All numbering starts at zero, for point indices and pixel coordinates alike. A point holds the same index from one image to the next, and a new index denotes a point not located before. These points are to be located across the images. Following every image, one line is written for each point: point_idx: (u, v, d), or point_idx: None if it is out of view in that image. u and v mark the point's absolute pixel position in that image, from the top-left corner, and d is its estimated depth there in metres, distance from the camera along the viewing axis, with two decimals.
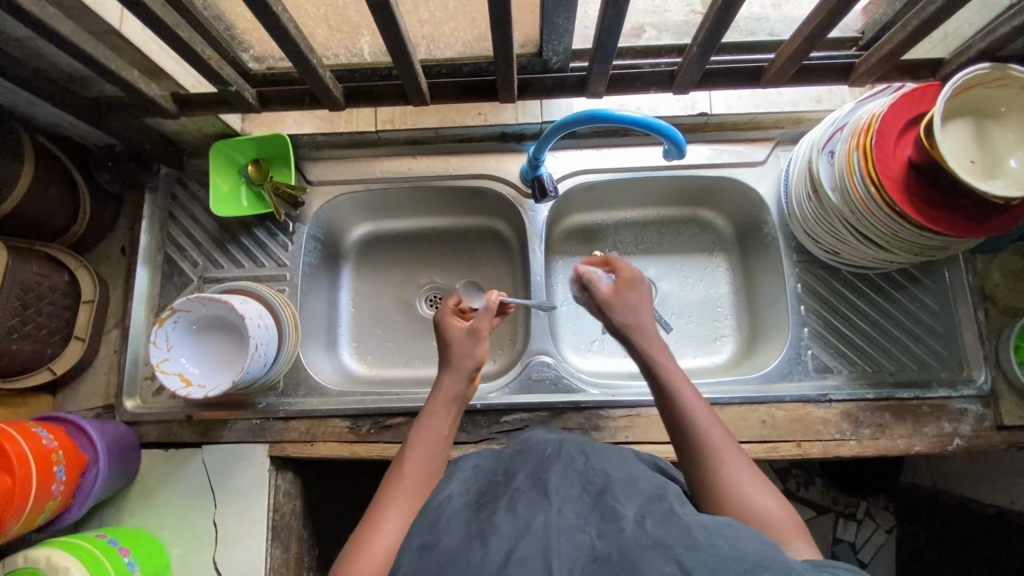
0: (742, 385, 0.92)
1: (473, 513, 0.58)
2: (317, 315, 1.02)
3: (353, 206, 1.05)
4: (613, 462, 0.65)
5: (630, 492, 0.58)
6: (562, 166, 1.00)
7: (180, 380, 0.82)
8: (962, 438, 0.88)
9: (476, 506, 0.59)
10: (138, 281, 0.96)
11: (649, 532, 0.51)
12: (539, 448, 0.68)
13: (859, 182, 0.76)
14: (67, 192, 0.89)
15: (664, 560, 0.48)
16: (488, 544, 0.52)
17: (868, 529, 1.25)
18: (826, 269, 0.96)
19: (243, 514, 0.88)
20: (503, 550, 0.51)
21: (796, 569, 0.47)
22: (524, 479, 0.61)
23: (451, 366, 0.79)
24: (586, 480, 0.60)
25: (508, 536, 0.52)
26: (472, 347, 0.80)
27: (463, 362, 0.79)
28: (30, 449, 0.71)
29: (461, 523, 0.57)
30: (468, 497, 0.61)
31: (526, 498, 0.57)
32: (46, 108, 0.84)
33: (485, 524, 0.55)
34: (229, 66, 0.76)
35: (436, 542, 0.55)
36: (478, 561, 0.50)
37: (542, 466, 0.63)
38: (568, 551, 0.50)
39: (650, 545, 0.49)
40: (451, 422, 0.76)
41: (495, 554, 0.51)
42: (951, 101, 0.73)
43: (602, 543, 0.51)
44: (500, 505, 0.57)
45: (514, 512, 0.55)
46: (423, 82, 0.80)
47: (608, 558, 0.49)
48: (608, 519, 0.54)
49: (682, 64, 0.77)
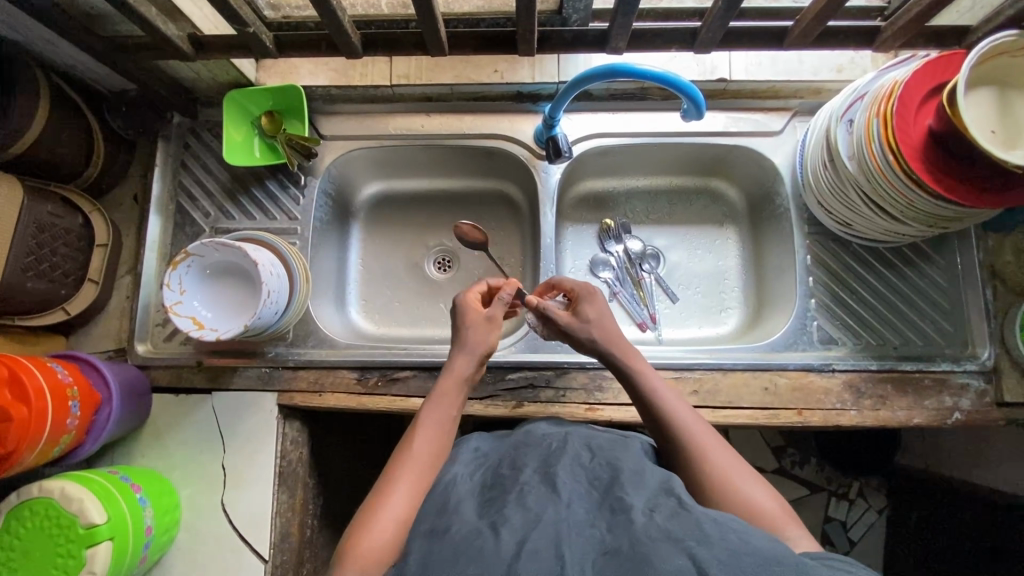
0: (747, 352, 0.93)
1: (483, 506, 0.61)
2: (327, 270, 1.03)
3: (365, 162, 1.04)
4: (617, 452, 0.68)
5: (637, 484, 0.61)
6: (577, 129, 1.00)
7: (192, 323, 0.83)
8: (962, 412, 0.89)
9: (486, 502, 0.61)
10: (151, 228, 0.97)
11: (658, 523, 0.54)
12: (544, 443, 0.70)
13: (877, 150, 0.76)
14: (82, 135, 0.89)
15: (676, 550, 0.50)
16: (500, 533, 0.54)
17: (859, 509, 1.29)
18: (837, 241, 0.96)
19: (252, 458, 0.90)
20: (515, 539, 0.53)
21: (812, 567, 0.49)
22: (532, 473, 0.63)
23: (464, 350, 0.79)
24: (594, 476, 0.63)
25: (519, 527, 0.55)
26: (488, 334, 0.81)
27: (476, 348, 0.79)
28: (47, 384, 0.73)
29: (471, 513, 0.59)
30: (475, 484, 0.65)
31: (535, 490, 0.60)
32: (62, 47, 0.83)
33: (495, 516, 0.57)
34: (247, 8, 0.75)
35: (446, 528, 0.57)
36: (492, 547, 0.53)
37: (549, 460, 0.66)
38: (579, 543, 0.54)
39: (660, 537, 0.52)
40: (459, 401, 0.76)
41: (507, 542, 0.53)
42: (976, 69, 0.72)
43: (612, 537, 0.54)
44: (509, 499, 0.59)
45: (524, 504, 0.58)
46: (442, 32, 0.79)
47: (618, 551, 0.52)
48: (616, 516, 0.57)
49: (704, 22, 0.76)
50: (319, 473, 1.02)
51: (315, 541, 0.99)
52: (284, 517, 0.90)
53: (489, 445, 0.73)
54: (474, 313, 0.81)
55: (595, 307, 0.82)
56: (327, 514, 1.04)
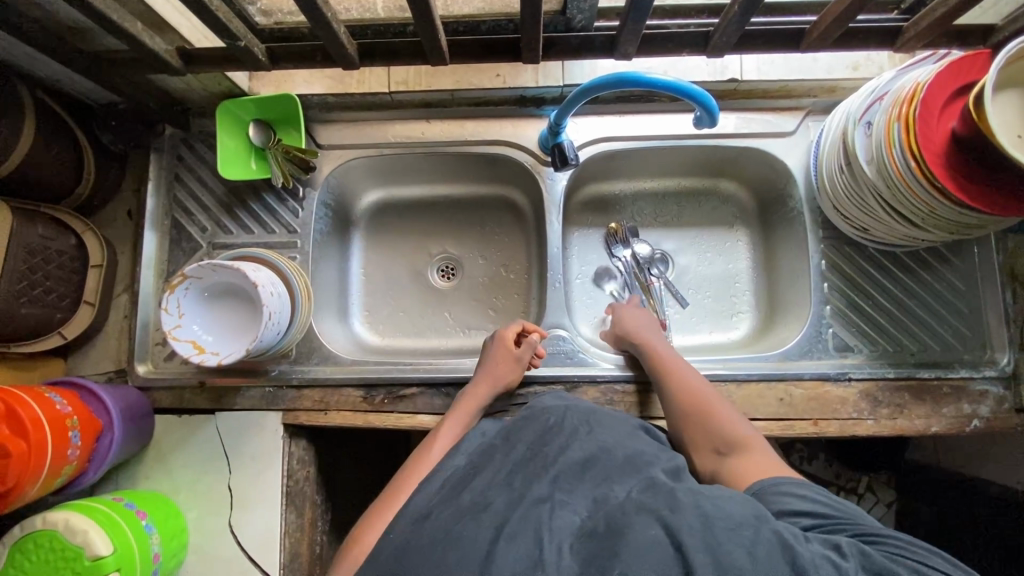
0: (760, 361, 0.90)
1: (468, 483, 0.65)
2: (328, 283, 1.00)
3: (364, 171, 1.01)
4: (616, 433, 0.69)
5: (626, 469, 0.63)
6: (583, 133, 0.96)
7: (192, 347, 0.81)
8: (981, 419, 0.87)
9: (473, 473, 0.67)
10: (146, 245, 0.94)
11: (635, 500, 0.57)
12: (542, 418, 0.72)
13: (898, 155, 0.73)
14: (71, 152, 0.86)
15: (649, 523, 0.53)
16: (482, 520, 0.57)
17: (868, 502, 1.24)
18: (852, 246, 0.93)
19: (259, 479, 0.89)
20: (495, 524, 0.56)
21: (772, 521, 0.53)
22: (523, 452, 0.68)
23: (487, 377, 0.84)
24: (587, 454, 0.65)
25: (500, 511, 0.58)
26: (512, 370, 0.85)
27: (499, 382, 0.84)
28: (45, 414, 0.71)
29: (457, 495, 0.63)
30: (467, 461, 0.69)
31: (525, 472, 0.64)
32: (47, 63, 0.80)
33: (482, 499, 0.61)
34: (237, 19, 0.72)
35: (429, 515, 0.60)
36: (471, 532, 0.56)
37: (545, 438, 0.69)
38: (558, 523, 0.56)
39: (636, 512, 0.55)
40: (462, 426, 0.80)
41: (487, 527, 0.56)
42: (1004, 70, 0.69)
43: (591, 519, 0.57)
44: (494, 482, 0.63)
45: (510, 486, 0.62)
46: (442, 40, 0.75)
47: (596, 531, 0.55)
48: (599, 499, 0.59)
49: (719, 25, 0.72)
50: (325, 489, 1.00)
51: (324, 557, 0.98)
52: (294, 538, 0.89)
53: (494, 426, 0.75)
54: (503, 350, 0.85)
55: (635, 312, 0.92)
56: (332, 529, 1.02)
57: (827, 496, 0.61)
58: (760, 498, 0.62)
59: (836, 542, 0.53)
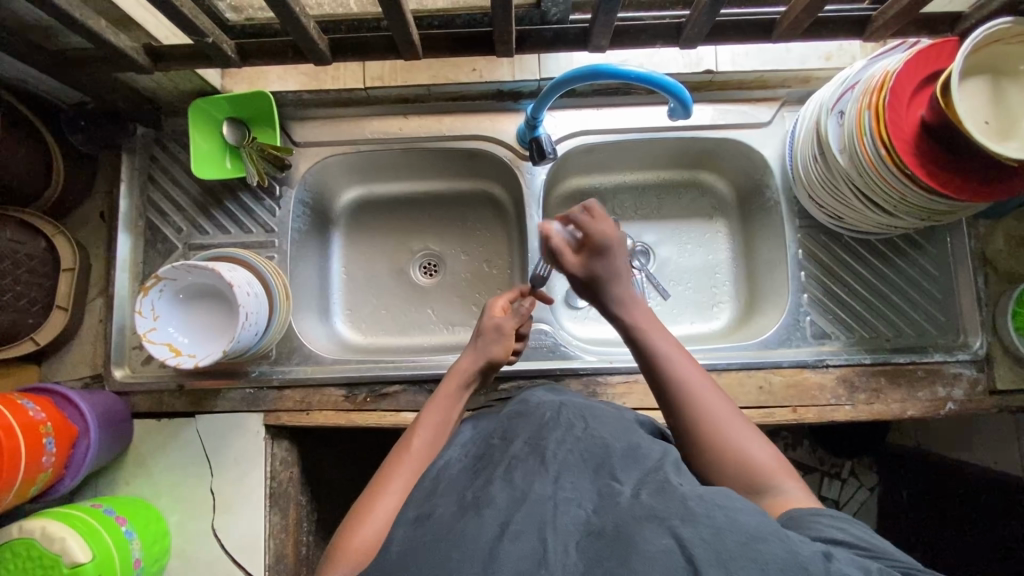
0: (740, 351, 0.92)
1: (468, 480, 0.59)
2: (308, 283, 1.00)
3: (341, 168, 1.00)
4: (613, 428, 0.65)
5: (629, 464, 0.58)
6: (561, 127, 0.96)
7: (168, 350, 0.80)
8: (955, 402, 0.89)
9: (473, 472, 0.61)
10: (120, 247, 0.92)
11: (643, 502, 0.51)
12: (537, 413, 0.68)
13: (869, 143, 0.74)
14: (38, 154, 0.84)
15: (660, 532, 0.47)
16: (483, 516, 0.51)
17: (852, 487, 1.22)
18: (828, 234, 0.95)
19: (241, 481, 0.88)
20: (498, 522, 0.51)
21: (797, 541, 0.47)
22: (522, 446, 0.62)
23: (473, 346, 0.78)
24: (585, 448, 0.61)
25: (504, 507, 0.52)
26: (498, 340, 0.78)
27: (483, 355, 0.77)
28: (17, 421, 0.69)
29: (457, 491, 0.57)
30: (467, 461, 0.64)
31: (524, 466, 0.58)
32: (11, 64, 0.78)
33: (480, 493, 0.55)
34: (205, 15, 0.71)
35: (431, 513, 0.54)
36: (473, 529, 0.50)
37: (541, 432, 0.64)
38: (564, 523, 0.50)
39: (644, 516, 0.49)
40: (449, 406, 0.73)
41: (490, 525, 0.50)
42: (970, 57, 0.70)
43: (597, 517, 0.51)
44: (496, 474, 0.58)
45: (510, 481, 0.56)
46: (414, 34, 0.74)
47: (602, 532, 0.49)
48: (604, 492, 0.54)
49: (690, 17, 0.72)
50: (309, 489, 1.00)
51: (310, 557, 0.98)
52: (278, 539, 0.89)
53: (485, 423, 0.72)
54: (488, 319, 0.79)
55: (616, 262, 0.73)
56: (316, 528, 1.02)
57: (887, 550, 0.50)
58: (793, 524, 0.53)
59: (865, 565, 0.46)
